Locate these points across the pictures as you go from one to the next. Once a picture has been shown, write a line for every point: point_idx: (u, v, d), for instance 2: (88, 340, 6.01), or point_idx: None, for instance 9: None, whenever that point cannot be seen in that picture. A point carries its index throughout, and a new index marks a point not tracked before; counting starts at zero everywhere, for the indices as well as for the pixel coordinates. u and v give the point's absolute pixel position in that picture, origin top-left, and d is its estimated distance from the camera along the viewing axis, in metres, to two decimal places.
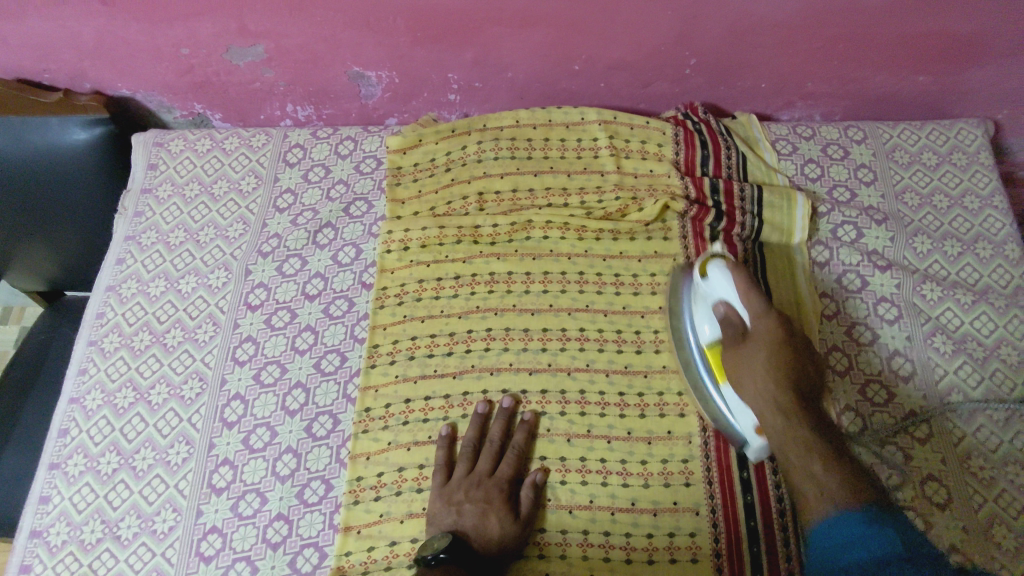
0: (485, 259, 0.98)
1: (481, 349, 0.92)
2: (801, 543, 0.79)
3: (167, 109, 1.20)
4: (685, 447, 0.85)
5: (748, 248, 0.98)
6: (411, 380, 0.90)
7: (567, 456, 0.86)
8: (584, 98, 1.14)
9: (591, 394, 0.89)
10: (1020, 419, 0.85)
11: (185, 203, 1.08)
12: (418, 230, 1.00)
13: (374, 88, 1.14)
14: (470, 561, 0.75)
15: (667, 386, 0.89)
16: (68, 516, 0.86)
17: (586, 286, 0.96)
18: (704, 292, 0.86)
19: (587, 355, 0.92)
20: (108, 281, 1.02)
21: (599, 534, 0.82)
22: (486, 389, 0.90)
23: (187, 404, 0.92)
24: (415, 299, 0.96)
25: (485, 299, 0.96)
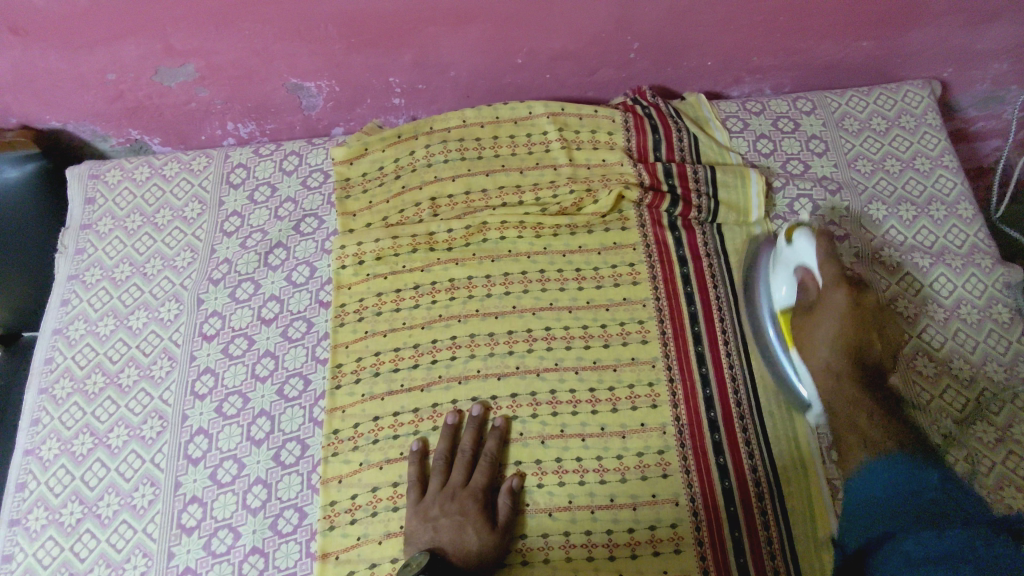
0: (444, 266, 0.96)
1: (447, 359, 0.90)
2: (782, 525, 0.80)
3: (101, 137, 1.15)
4: (660, 438, 0.85)
5: (707, 232, 0.98)
6: (378, 397, 0.89)
7: (542, 459, 0.85)
8: (531, 91, 1.12)
9: (562, 393, 0.88)
10: (983, 376, 0.86)
11: (128, 235, 1.04)
12: (371, 243, 0.98)
13: (315, 99, 1.10)
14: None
15: (637, 377, 0.88)
16: (34, 572, 0.83)
17: (548, 284, 0.95)
18: (788, 259, 0.87)
19: (555, 353, 0.90)
20: (53, 325, 0.99)
21: (580, 534, 0.81)
22: (456, 398, 0.88)
23: (148, 444, 0.89)
24: (376, 313, 0.94)
25: (447, 306, 0.94)
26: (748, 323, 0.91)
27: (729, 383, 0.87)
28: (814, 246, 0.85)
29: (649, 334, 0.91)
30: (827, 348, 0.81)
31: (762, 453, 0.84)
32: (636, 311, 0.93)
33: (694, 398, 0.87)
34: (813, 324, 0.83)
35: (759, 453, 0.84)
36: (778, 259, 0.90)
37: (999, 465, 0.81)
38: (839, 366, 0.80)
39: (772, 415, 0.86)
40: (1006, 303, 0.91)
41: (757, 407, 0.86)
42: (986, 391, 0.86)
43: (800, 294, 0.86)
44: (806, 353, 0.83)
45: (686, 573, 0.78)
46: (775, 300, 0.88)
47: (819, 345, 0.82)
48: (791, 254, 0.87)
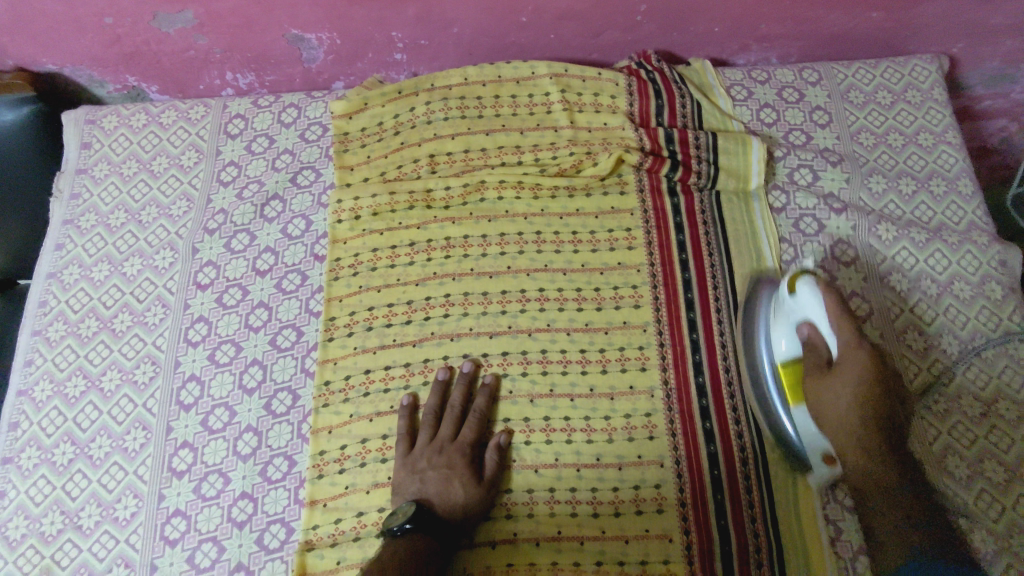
0: (440, 224, 0.96)
1: (440, 316, 0.91)
2: (764, 490, 0.81)
3: (98, 83, 1.14)
4: (648, 401, 0.86)
5: (705, 199, 0.97)
6: (370, 351, 0.89)
7: (530, 417, 0.85)
8: (535, 51, 1.10)
9: (552, 353, 0.89)
10: (972, 351, 0.87)
11: (123, 181, 1.04)
12: (368, 198, 0.97)
13: (315, 51, 1.09)
14: (439, 532, 0.75)
15: (629, 341, 0.89)
16: (26, 509, 0.84)
17: (543, 245, 0.95)
18: (788, 310, 0.82)
19: (548, 314, 0.91)
20: (48, 268, 0.99)
21: (565, 491, 0.82)
22: (448, 355, 0.89)
23: (141, 389, 0.90)
24: (370, 269, 0.94)
25: (442, 264, 0.94)
26: (742, 293, 0.91)
27: (720, 350, 0.88)
28: (820, 296, 0.79)
29: (643, 299, 0.91)
30: (844, 412, 0.77)
31: (749, 420, 0.84)
32: (630, 275, 0.93)
33: (683, 362, 0.87)
34: (829, 386, 0.78)
35: (745, 419, 0.84)
36: (775, 311, 0.84)
37: (980, 438, 0.82)
38: (866, 428, 0.76)
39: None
40: (1000, 280, 0.91)
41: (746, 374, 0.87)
42: (974, 366, 0.86)
43: (806, 349, 0.81)
44: (826, 414, 0.77)
45: (667, 532, 0.80)
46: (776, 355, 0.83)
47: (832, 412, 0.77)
48: (795, 307, 0.81)
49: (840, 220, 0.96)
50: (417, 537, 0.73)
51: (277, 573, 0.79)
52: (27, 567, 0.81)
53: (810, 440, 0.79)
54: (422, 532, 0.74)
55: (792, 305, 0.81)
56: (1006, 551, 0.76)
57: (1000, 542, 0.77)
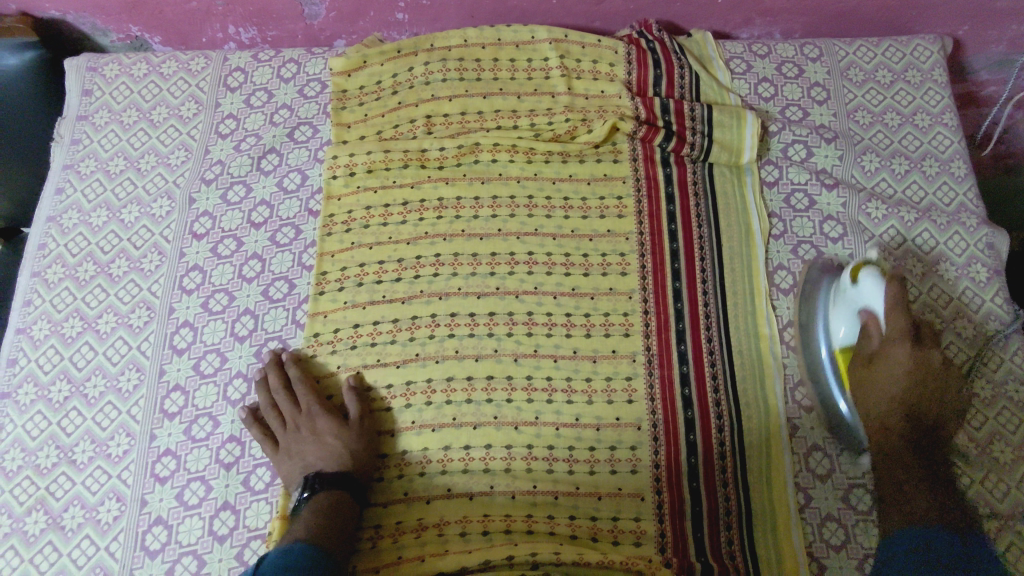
0: (433, 184, 0.97)
1: (430, 275, 0.92)
2: (738, 455, 0.83)
3: (101, 31, 1.14)
4: (629, 365, 0.87)
5: (699, 172, 0.98)
6: (360, 306, 0.91)
7: (513, 375, 0.87)
8: (536, 16, 1.10)
9: (538, 315, 0.90)
10: (952, 330, 0.88)
11: (124, 129, 1.05)
12: (363, 154, 0.98)
13: (317, 7, 1.09)
14: (349, 482, 0.80)
15: (613, 307, 0.90)
16: (22, 442, 0.87)
17: (535, 210, 0.96)
18: (850, 299, 0.83)
19: (535, 278, 0.92)
20: (48, 212, 1.00)
21: (543, 448, 0.84)
22: (436, 313, 0.90)
23: (135, 331, 0.92)
24: (363, 226, 0.95)
25: (434, 224, 0.95)
26: (729, 265, 0.92)
27: (703, 319, 0.89)
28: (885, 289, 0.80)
29: (629, 267, 0.92)
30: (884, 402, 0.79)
31: (727, 388, 0.86)
32: (619, 243, 0.94)
33: (667, 330, 0.89)
34: (872, 375, 0.80)
35: (723, 387, 0.86)
36: (837, 295, 0.86)
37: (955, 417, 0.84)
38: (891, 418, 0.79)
39: (742, 350, 0.88)
40: (985, 262, 0.92)
41: (729, 343, 0.88)
42: (953, 345, 0.88)
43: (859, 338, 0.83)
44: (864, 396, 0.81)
45: (639, 491, 0.82)
46: (833, 342, 0.85)
47: (876, 396, 0.80)
48: (856, 296, 0.82)
49: (830, 196, 0.96)
50: (317, 500, 0.77)
51: (261, 513, 0.82)
52: (23, 496, 0.85)
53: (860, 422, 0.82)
54: (327, 490, 0.78)
55: (852, 291, 0.83)
56: None
57: None
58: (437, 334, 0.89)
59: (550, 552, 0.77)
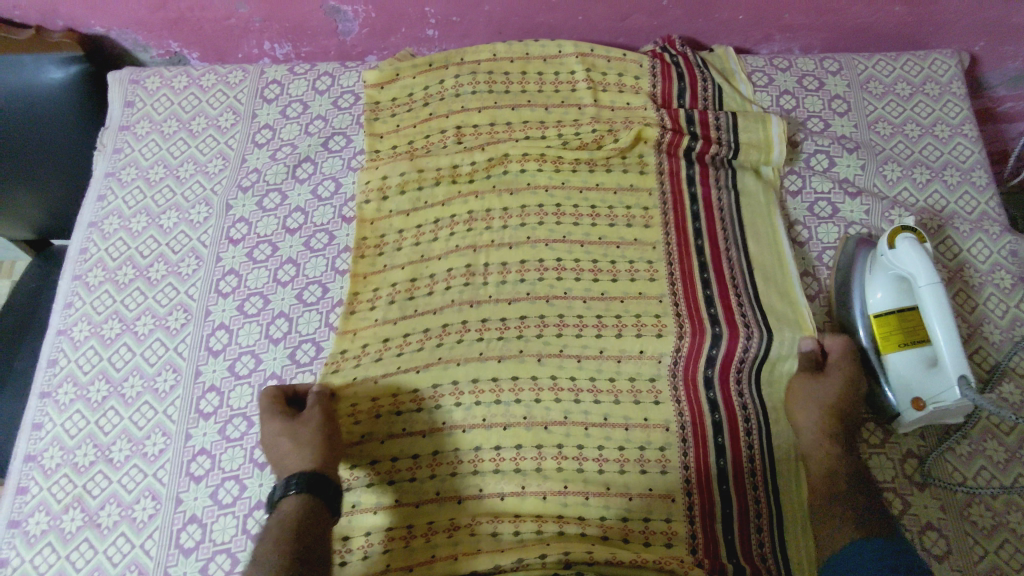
0: (463, 199, 0.99)
1: (461, 284, 0.94)
2: (766, 457, 0.83)
3: (142, 48, 1.19)
4: (655, 366, 0.88)
5: (725, 198, 0.98)
6: (390, 321, 0.92)
7: (539, 376, 0.87)
8: (563, 32, 1.14)
9: (569, 317, 0.91)
10: (981, 335, 0.89)
11: (164, 138, 1.08)
12: (396, 175, 1.01)
13: (351, 24, 1.12)
14: (315, 485, 0.75)
15: (644, 309, 0.91)
16: (61, 441, 0.89)
17: (563, 218, 0.97)
18: (887, 263, 0.84)
19: (564, 283, 0.93)
20: (90, 218, 1.04)
21: (573, 448, 0.85)
22: (466, 319, 0.91)
23: (173, 333, 0.94)
24: (396, 248, 0.97)
25: (463, 237, 0.97)
26: (760, 276, 0.92)
27: (739, 320, 0.88)
28: (918, 251, 0.80)
29: (658, 274, 0.93)
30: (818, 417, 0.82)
31: (752, 396, 0.86)
32: (646, 252, 0.95)
33: (702, 332, 0.88)
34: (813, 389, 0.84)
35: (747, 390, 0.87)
36: (874, 262, 0.87)
37: (988, 422, 0.84)
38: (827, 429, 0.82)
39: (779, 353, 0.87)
40: (1009, 269, 0.93)
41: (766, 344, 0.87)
42: (980, 350, 0.88)
43: (896, 299, 0.83)
44: (801, 410, 0.84)
45: (669, 492, 0.82)
46: (870, 307, 0.85)
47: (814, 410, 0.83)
48: (893, 261, 0.83)
49: (853, 204, 0.98)
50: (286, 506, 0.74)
51: None
52: (60, 494, 0.86)
53: (901, 386, 0.82)
54: (294, 494, 0.75)
55: (890, 255, 0.83)
56: (1002, 525, 0.79)
57: (997, 518, 0.79)
58: (466, 337, 0.90)
59: (583, 551, 0.77)
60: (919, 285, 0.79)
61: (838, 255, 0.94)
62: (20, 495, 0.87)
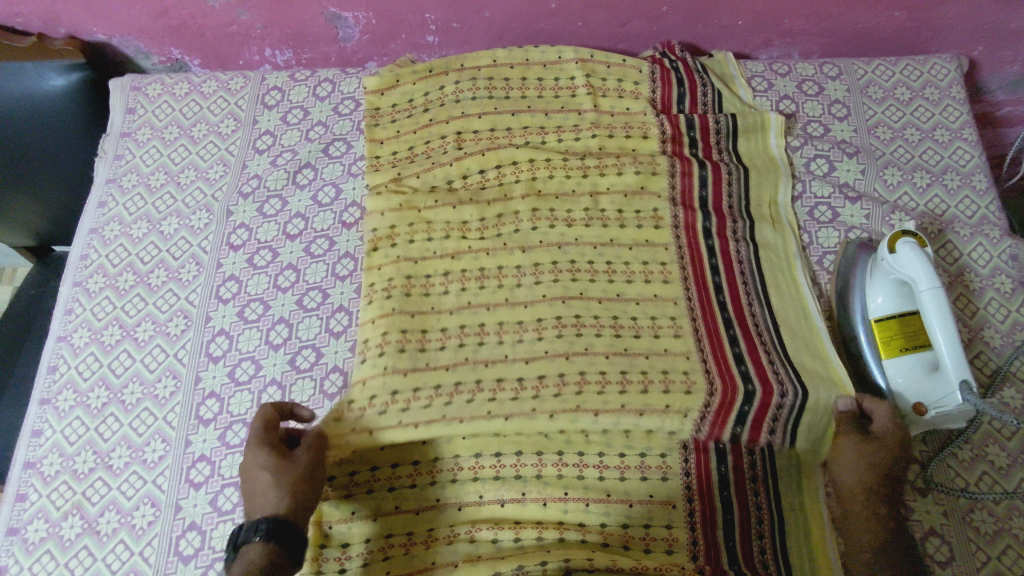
0: (475, 254, 0.94)
1: (475, 343, 0.88)
2: (767, 461, 0.82)
3: (144, 55, 1.19)
4: (681, 421, 0.81)
5: (742, 252, 0.94)
6: (400, 371, 0.85)
7: (547, 375, 0.84)
8: (563, 38, 1.14)
9: (591, 373, 0.84)
10: (982, 340, 0.89)
11: (165, 145, 1.09)
12: (404, 227, 0.95)
13: (352, 30, 1.13)
14: (282, 538, 0.69)
15: (671, 365, 0.85)
16: (60, 448, 0.89)
17: (578, 274, 0.92)
18: (888, 268, 0.84)
19: (585, 338, 0.87)
20: (91, 224, 1.04)
21: (574, 455, 0.84)
22: (481, 378, 0.85)
23: (173, 339, 0.94)
24: (404, 295, 0.91)
25: (476, 293, 0.92)
26: (787, 335, 0.88)
27: (772, 376, 0.83)
28: (919, 253, 0.80)
29: (671, 275, 0.92)
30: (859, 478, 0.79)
31: (784, 442, 0.82)
32: (667, 307, 0.89)
33: (733, 386, 0.83)
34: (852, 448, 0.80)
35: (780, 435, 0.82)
36: (875, 266, 0.87)
37: (989, 427, 0.83)
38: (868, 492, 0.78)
39: (815, 407, 0.82)
40: (1009, 273, 0.92)
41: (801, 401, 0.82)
42: (982, 354, 0.88)
43: (896, 302, 0.83)
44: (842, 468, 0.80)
45: (670, 498, 0.81)
46: (870, 312, 0.85)
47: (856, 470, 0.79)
48: (894, 265, 0.83)
49: (853, 208, 0.98)
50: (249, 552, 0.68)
51: None
52: (59, 501, 0.86)
53: (902, 391, 0.81)
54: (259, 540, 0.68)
55: (891, 259, 0.83)
56: (1005, 532, 0.78)
57: (999, 523, 0.79)
58: (477, 398, 0.83)
59: (583, 558, 0.77)
60: (919, 289, 0.79)
61: (838, 260, 0.94)
62: (19, 502, 0.87)
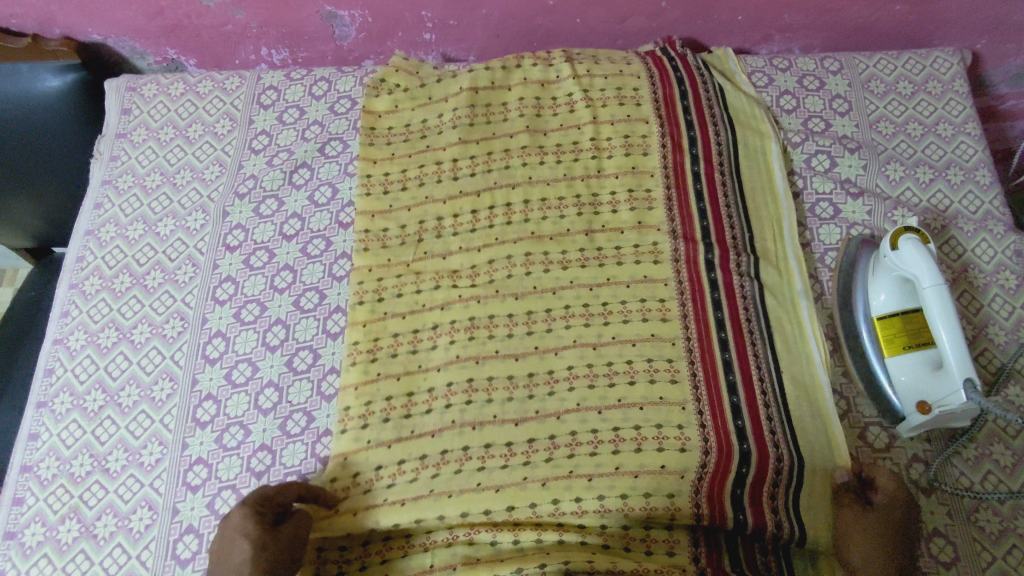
0: (465, 304, 0.90)
1: (461, 403, 0.84)
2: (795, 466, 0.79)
3: (140, 55, 1.18)
4: (678, 482, 0.78)
5: (748, 286, 0.90)
6: (385, 445, 0.83)
7: (537, 438, 0.82)
8: (561, 35, 1.13)
9: (582, 434, 0.81)
10: (986, 337, 0.88)
11: (160, 146, 1.08)
12: (393, 279, 0.93)
13: (348, 29, 1.12)
14: None
15: (665, 418, 0.81)
16: (57, 451, 0.88)
17: (572, 320, 0.88)
18: (890, 266, 0.83)
19: (577, 394, 0.84)
20: (87, 226, 1.03)
21: (587, 433, 0.81)
22: (468, 445, 0.82)
23: (169, 341, 0.93)
24: (390, 356, 0.88)
25: (466, 346, 0.88)
26: (791, 388, 0.83)
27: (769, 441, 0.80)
28: (918, 250, 0.79)
29: (670, 313, 0.88)
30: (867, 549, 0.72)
31: (792, 526, 0.76)
32: (665, 348, 0.86)
33: (727, 450, 0.79)
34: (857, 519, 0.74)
35: (784, 512, 0.77)
36: (877, 264, 0.86)
37: (992, 425, 0.82)
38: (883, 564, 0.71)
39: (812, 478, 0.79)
40: (1014, 270, 0.91)
41: (798, 472, 0.79)
42: (986, 352, 0.87)
43: (899, 300, 0.82)
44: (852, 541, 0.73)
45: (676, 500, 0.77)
46: (872, 309, 0.85)
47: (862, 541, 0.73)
48: (897, 263, 0.81)
49: (855, 204, 0.97)
50: None
51: None
52: (56, 505, 0.85)
53: (904, 390, 0.80)
54: None
55: (893, 257, 0.82)
56: (1012, 532, 0.77)
57: (1006, 522, 0.78)
58: (466, 468, 0.81)
59: (583, 561, 0.74)
60: (922, 287, 0.78)
61: (840, 257, 0.93)
62: (16, 506, 0.86)
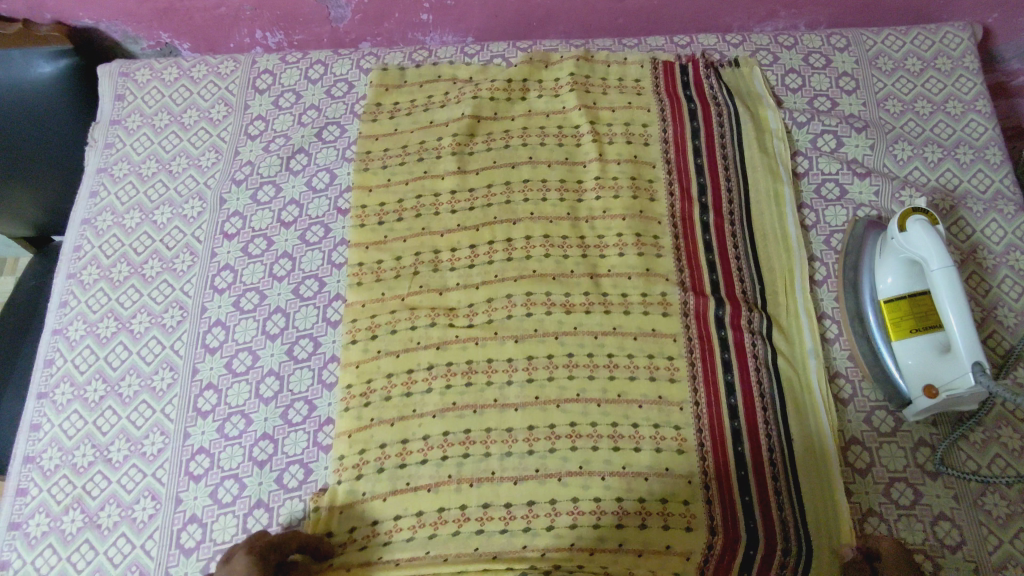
0: (462, 345, 0.87)
1: (459, 457, 0.81)
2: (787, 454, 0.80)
3: (132, 39, 1.16)
4: (682, 564, 0.77)
5: (759, 346, 0.86)
6: (379, 498, 0.81)
7: (536, 501, 0.79)
8: (561, 14, 1.11)
9: (584, 502, 0.79)
10: (995, 320, 0.86)
11: (155, 132, 1.07)
12: (386, 315, 0.90)
13: (343, 10, 1.10)
14: None
15: (672, 492, 0.79)
16: (59, 441, 0.88)
17: (575, 370, 0.85)
18: (898, 247, 0.81)
19: (580, 455, 0.81)
20: (83, 215, 1.02)
21: (589, 501, 0.79)
22: (465, 504, 0.79)
23: (169, 331, 0.93)
24: (383, 399, 0.85)
25: (462, 393, 0.85)
26: (801, 456, 0.80)
27: (777, 520, 0.77)
28: (927, 232, 0.77)
29: (678, 372, 0.84)
30: None
31: None
32: (673, 414, 0.82)
33: (727, 480, 0.79)
34: None
35: None
36: (885, 245, 0.84)
37: (999, 408, 0.82)
38: None
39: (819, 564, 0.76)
40: None
41: (792, 470, 0.80)
42: (994, 335, 0.86)
43: (908, 283, 0.81)
44: None
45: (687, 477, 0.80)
46: (878, 292, 0.84)
47: None
48: (904, 244, 0.80)
49: (863, 184, 0.95)
50: None
51: (296, 510, 0.82)
52: (60, 495, 0.85)
53: (910, 373, 0.79)
54: None
55: (902, 238, 0.80)
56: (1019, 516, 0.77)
57: (1012, 506, 0.77)
58: (463, 530, 0.79)
59: None
60: (931, 268, 0.76)
61: (846, 239, 0.91)
62: (20, 496, 0.86)
